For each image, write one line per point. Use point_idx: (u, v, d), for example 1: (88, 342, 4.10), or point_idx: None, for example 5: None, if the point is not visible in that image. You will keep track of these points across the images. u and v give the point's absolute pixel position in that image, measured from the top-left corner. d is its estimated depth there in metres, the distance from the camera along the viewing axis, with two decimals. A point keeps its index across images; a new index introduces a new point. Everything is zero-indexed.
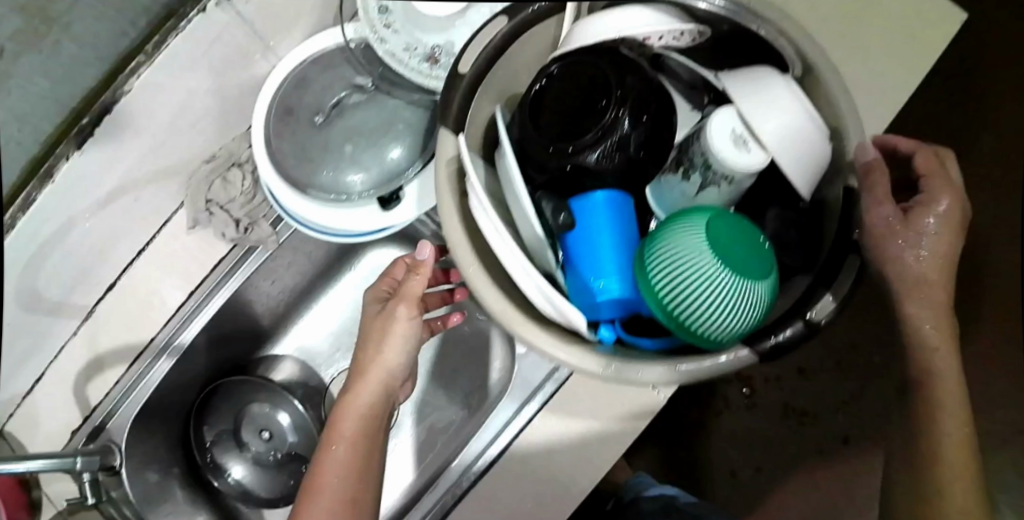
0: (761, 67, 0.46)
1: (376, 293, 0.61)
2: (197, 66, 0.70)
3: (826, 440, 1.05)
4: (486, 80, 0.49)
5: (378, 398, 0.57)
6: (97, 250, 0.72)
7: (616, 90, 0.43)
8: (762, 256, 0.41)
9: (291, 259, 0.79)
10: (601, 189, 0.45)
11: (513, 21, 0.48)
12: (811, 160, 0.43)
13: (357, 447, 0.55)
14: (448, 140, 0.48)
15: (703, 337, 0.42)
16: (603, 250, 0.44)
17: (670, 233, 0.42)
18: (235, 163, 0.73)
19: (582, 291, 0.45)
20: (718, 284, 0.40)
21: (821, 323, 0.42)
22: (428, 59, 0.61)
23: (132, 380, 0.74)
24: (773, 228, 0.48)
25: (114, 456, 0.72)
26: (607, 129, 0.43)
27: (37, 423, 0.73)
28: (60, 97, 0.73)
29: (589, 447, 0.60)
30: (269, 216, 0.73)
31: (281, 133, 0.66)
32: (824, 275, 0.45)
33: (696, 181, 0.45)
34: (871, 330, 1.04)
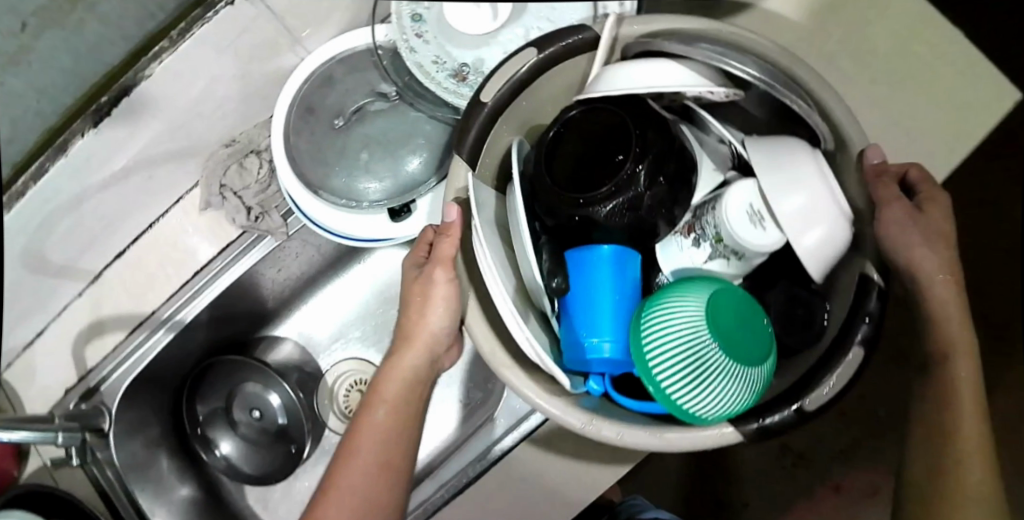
0: (793, 139, 0.43)
1: (413, 262, 0.51)
2: (223, 53, 0.68)
3: (819, 488, 1.02)
4: (507, 112, 0.49)
5: (423, 364, 0.52)
6: (109, 218, 0.72)
7: (636, 146, 0.42)
8: (762, 340, 0.40)
9: (300, 250, 0.78)
10: (609, 243, 0.45)
11: (542, 55, 0.46)
12: (829, 247, 0.41)
13: (397, 415, 0.51)
14: (459, 171, 0.47)
15: (689, 415, 0.40)
16: (602, 307, 0.44)
17: (673, 300, 0.41)
18: (254, 150, 0.74)
19: (575, 344, 0.44)
20: (713, 364, 0.39)
21: (812, 413, 0.41)
22: (455, 75, 0.60)
23: (130, 350, 0.73)
24: (779, 304, 0.48)
25: (103, 418, 0.72)
26: (622, 184, 0.42)
27: (34, 374, 0.74)
28: (82, 72, 0.71)
29: (573, 476, 0.59)
30: (281, 207, 0.72)
31: (300, 130, 0.66)
32: (830, 358, 0.43)
33: (706, 249, 0.45)
34: (883, 385, 1.01)
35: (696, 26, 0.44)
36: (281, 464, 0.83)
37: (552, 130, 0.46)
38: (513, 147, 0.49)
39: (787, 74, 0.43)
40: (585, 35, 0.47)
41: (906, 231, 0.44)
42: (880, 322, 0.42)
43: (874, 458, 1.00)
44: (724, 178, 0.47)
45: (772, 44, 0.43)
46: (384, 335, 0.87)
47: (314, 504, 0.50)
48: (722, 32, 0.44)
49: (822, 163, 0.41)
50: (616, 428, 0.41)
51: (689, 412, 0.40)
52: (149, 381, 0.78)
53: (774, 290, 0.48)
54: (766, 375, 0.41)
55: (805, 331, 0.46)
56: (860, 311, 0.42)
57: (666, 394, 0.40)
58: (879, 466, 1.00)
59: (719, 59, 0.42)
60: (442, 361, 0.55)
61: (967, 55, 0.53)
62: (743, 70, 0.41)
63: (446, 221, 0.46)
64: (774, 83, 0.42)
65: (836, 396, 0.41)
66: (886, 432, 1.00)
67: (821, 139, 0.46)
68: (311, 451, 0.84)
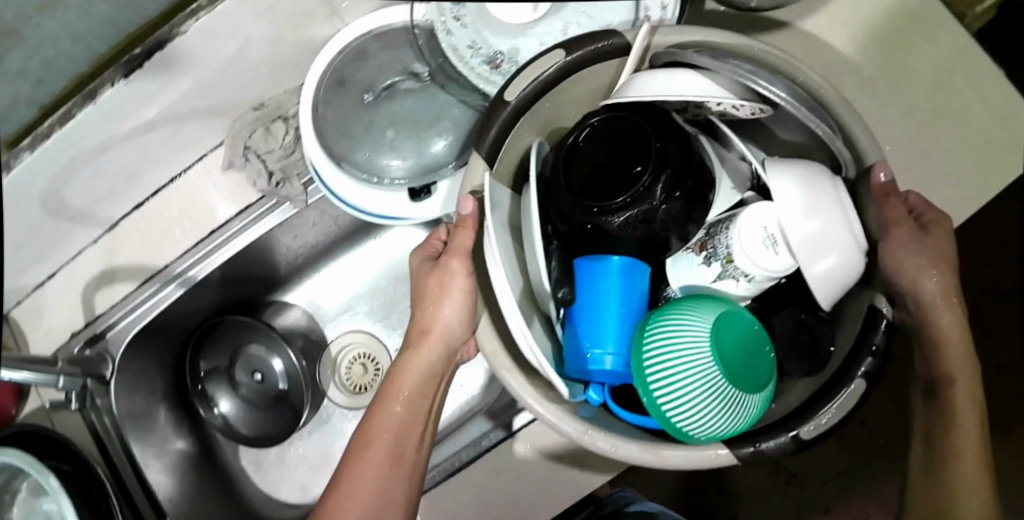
0: (815, 165, 0.42)
1: (422, 256, 0.52)
2: (259, 16, 0.66)
3: (808, 510, 1.02)
4: (531, 111, 0.48)
5: (438, 359, 0.53)
6: (130, 171, 0.73)
7: (655, 158, 0.41)
8: (764, 365, 0.40)
9: (317, 219, 0.80)
10: (619, 254, 0.44)
11: (571, 57, 0.46)
12: (840, 276, 0.41)
13: (411, 408, 0.52)
14: (477, 170, 0.47)
15: (686, 435, 0.40)
16: (607, 319, 0.44)
17: (677, 316, 0.40)
18: (281, 116, 0.75)
19: (576, 354, 0.45)
20: (715, 391, 0.38)
21: (807, 441, 0.41)
22: (489, 62, 0.60)
23: (138, 302, 0.74)
24: (785, 328, 0.45)
25: (105, 366, 0.74)
26: (639, 196, 0.41)
27: (42, 316, 0.75)
28: (116, 22, 0.71)
29: (559, 474, 0.60)
30: (303, 175, 0.75)
31: (329, 101, 0.66)
32: (831, 388, 0.42)
33: (716, 268, 0.45)
34: (882, 413, 1.00)
35: (728, 41, 0.43)
36: (278, 428, 0.85)
37: (573, 135, 0.45)
38: (535, 146, 0.48)
39: (817, 99, 0.43)
40: (614, 41, 0.47)
41: (917, 267, 0.44)
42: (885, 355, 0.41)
43: (866, 485, 1.00)
44: (741, 198, 0.46)
45: (806, 66, 0.42)
46: (391, 311, 0.88)
47: (327, 498, 0.50)
48: (753, 50, 0.43)
49: (841, 195, 0.41)
50: (612, 441, 0.41)
51: (681, 429, 0.40)
52: (155, 333, 0.79)
53: (782, 315, 0.46)
54: (764, 400, 0.40)
55: (807, 359, 0.44)
56: (866, 343, 0.42)
57: (658, 408, 0.40)
58: (870, 494, 1.00)
59: (747, 78, 0.41)
60: (458, 355, 0.55)
61: (1005, 101, 0.52)
62: (770, 90, 0.41)
63: (461, 213, 0.46)
64: (802, 108, 0.41)
65: (836, 425, 0.41)
66: (882, 460, 1.00)
67: (843, 164, 0.46)
68: (308, 417, 0.85)
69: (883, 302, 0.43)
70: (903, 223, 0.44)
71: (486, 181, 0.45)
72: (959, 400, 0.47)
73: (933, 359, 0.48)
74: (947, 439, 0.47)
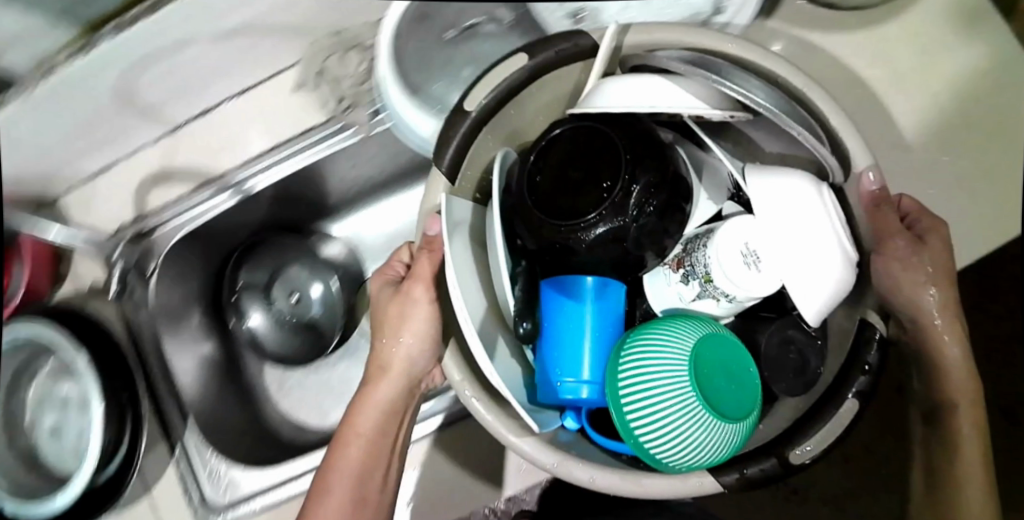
0: (800, 176, 0.39)
1: (384, 284, 0.53)
2: None
3: None
4: (494, 120, 0.46)
5: (398, 392, 0.53)
6: (203, 78, 0.71)
7: (625, 172, 0.40)
8: (746, 389, 0.38)
9: (377, 154, 0.78)
10: (593, 275, 0.42)
11: (532, 61, 0.44)
12: (826, 288, 0.37)
13: (374, 447, 0.52)
14: (437, 184, 0.44)
15: (668, 465, 0.38)
16: (571, 343, 0.42)
17: (649, 333, 0.40)
18: (356, 46, 0.73)
19: (550, 383, 0.43)
20: (694, 421, 0.36)
21: (798, 465, 0.39)
22: (573, 16, 0.57)
23: (199, 207, 0.75)
24: (769, 347, 0.42)
25: (151, 262, 0.76)
26: (614, 209, 0.39)
27: (94, 204, 0.77)
28: None
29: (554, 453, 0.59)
30: (371, 104, 0.73)
31: (411, 36, 0.59)
32: (822, 408, 0.40)
33: (694, 287, 0.42)
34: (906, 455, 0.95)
35: (694, 39, 0.42)
36: (309, 353, 0.85)
37: (532, 154, 0.44)
38: (497, 158, 0.45)
39: (799, 101, 0.41)
40: (582, 43, 0.45)
41: (913, 285, 0.43)
42: (878, 374, 0.40)
43: None
44: (717, 209, 0.45)
45: (784, 63, 0.41)
46: None
47: None
48: (721, 52, 0.42)
49: (830, 204, 0.38)
50: (590, 472, 0.40)
51: (658, 459, 0.38)
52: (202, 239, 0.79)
53: (767, 332, 0.43)
54: (751, 424, 0.39)
55: (796, 377, 0.42)
56: (857, 361, 0.40)
57: (633, 434, 0.38)
58: None
59: (716, 80, 0.40)
60: (422, 385, 0.55)
61: None
62: (756, 101, 0.40)
63: (428, 231, 0.45)
64: (786, 115, 0.40)
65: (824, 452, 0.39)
66: None
67: (828, 169, 0.42)
68: (335, 347, 0.86)
69: (873, 316, 0.42)
70: (895, 232, 0.42)
71: (443, 200, 0.43)
72: (962, 427, 0.46)
73: (935, 382, 0.46)
74: (952, 472, 0.47)
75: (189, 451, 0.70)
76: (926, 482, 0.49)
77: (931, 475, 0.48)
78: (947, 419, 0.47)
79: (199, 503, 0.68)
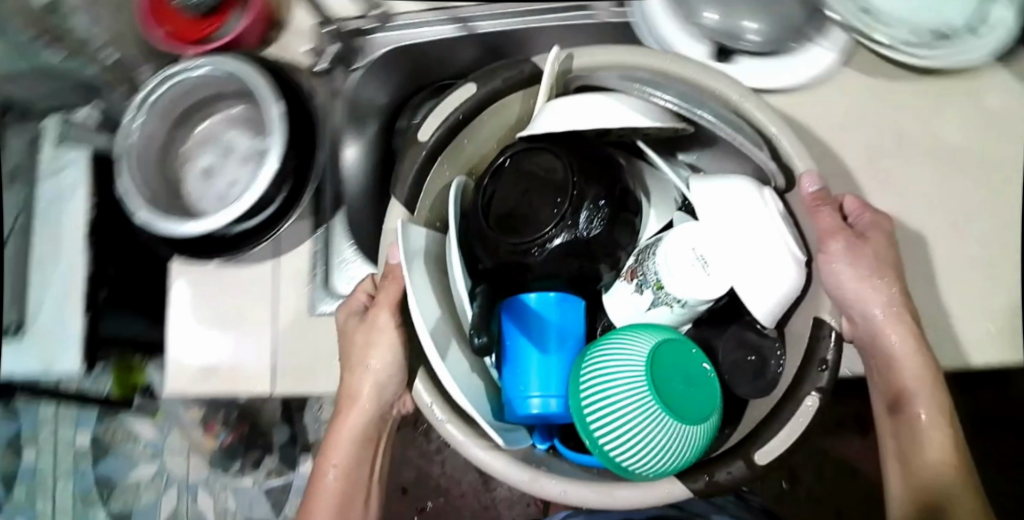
0: (739, 179, 0.42)
1: (346, 319, 0.51)
2: None
3: None
4: (449, 151, 0.48)
5: (374, 417, 0.51)
6: None
7: (573, 191, 0.41)
8: (705, 393, 0.39)
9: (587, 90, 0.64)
10: (553, 290, 0.44)
11: (479, 89, 0.47)
12: (773, 289, 0.40)
13: (349, 476, 0.53)
14: (396, 214, 0.45)
15: (628, 466, 0.39)
16: (527, 357, 0.44)
17: (610, 342, 0.42)
18: None
19: (517, 400, 0.44)
20: (654, 422, 0.37)
21: (761, 464, 0.39)
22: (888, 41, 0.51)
23: (411, 25, 0.63)
24: (728, 348, 0.47)
25: (358, 59, 0.64)
26: (557, 225, 0.41)
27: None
28: None
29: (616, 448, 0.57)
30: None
31: None
32: (779, 409, 0.40)
33: (649, 296, 0.44)
34: None
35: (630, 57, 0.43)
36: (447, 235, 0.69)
37: (480, 187, 0.45)
38: (452, 188, 0.47)
39: (732, 105, 0.41)
40: (521, 69, 0.47)
41: (857, 278, 0.42)
42: (838, 367, 0.39)
43: None
44: (668, 222, 0.47)
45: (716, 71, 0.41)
46: None
47: None
48: (660, 66, 0.43)
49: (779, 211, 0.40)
50: (561, 485, 0.39)
51: (624, 466, 0.39)
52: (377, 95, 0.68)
53: (725, 334, 0.47)
54: (712, 426, 0.39)
55: (755, 378, 0.45)
56: (815, 358, 0.39)
57: (596, 443, 0.39)
58: None
59: (651, 94, 0.44)
60: (393, 410, 0.54)
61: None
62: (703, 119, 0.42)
63: (389, 260, 0.45)
64: (723, 123, 0.42)
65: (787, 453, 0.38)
66: None
67: (772, 177, 0.43)
68: None
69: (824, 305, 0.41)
70: (837, 233, 0.42)
71: (398, 228, 0.43)
72: (922, 414, 0.44)
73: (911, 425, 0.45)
74: None
75: (332, 234, 0.62)
76: (899, 475, 0.47)
77: (906, 467, 0.46)
78: (907, 409, 0.45)
79: (320, 281, 0.60)
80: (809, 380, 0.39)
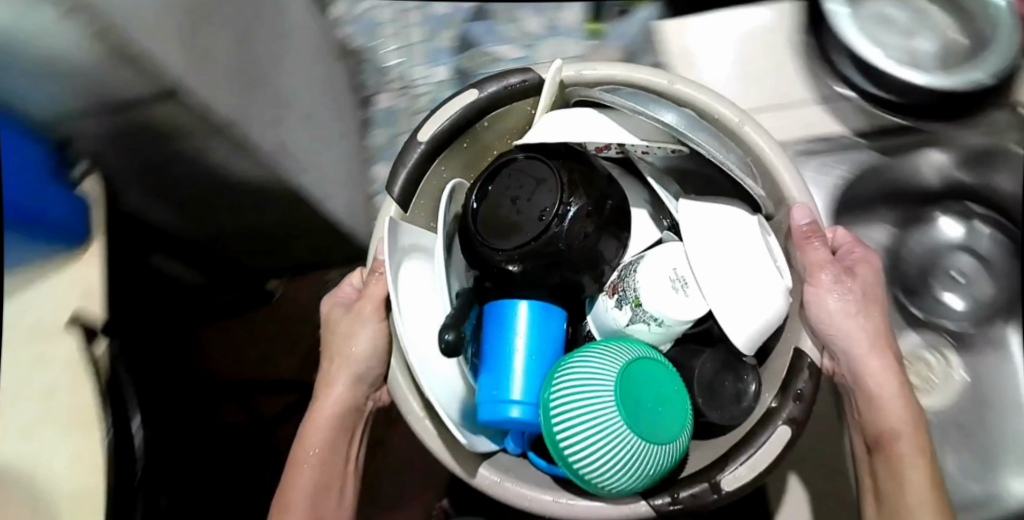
0: (725, 204, 0.36)
1: (330, 312, 0.41)
2: None
3: None
4: (449, 152, 0.39)
5: (351, 405, 0.40)
6: None
7: (557, 205, 0.33)
8: (674, 411, 0.31)
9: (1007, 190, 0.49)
10: (520, 300, 0.35)
11: (483, 96, 0.37)
12: (750, 308, 0.33)
13: (327, 469, 0.40)
14: (384, 216, 0.37)
15: (592, 479, 0.31)
16: (484, 358, 0.35)
17: (573, 352, 0.33)
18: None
19: (486, 405, 0.34)
20: (616, 440, 0.30)
21: (730, 490, 0.32)
22: None
23: None
24: (702, 368, 0.35)
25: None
26: (533, 240, 0.33)
27: None
28: None
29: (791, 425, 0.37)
30: None
31: None
32: (754, 432, 0.34)
33: (627, 312, 0.35)
34: None
35: (629, 73, 0.36)
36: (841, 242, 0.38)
37: (478, 183, 0.36)
38: (445, 190, 0.37)
39: (735, 138, 0.35)
40: (526, 77, 0.38)
41: (846, 312, 0.34)
42: (814, 401, 0.33)
43: None
44: (659, 238, 0.38)
45: (714, 92, 0.35)
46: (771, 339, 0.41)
47: None
48: (654, 87, 0.36)
49: (772, 240, 0.35)
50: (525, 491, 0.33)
51: (588, 478, 0.31)
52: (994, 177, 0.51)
53: (697, 354, 0.36)
54: (684, 445, 0.32)
55: (731, 405, 0.35)
56: (789, 388, 0.33)
57: (565, 457, 0.31)
58: None
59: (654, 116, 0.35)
60: (370, 402, 0.42)
61: None
62: (708, 153, 0.33)
63: (377, 256, 0.37)
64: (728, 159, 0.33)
65: (759, 478, 0.32)
66: None
67: (757, 199, 0.37)
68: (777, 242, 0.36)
69: (807, 336, 0.35)
70: (826, 265, 0.35)
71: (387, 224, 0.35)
72: (906, 455, 0.34)
73: (885, 491, 0.35)
74: None
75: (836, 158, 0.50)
76: None
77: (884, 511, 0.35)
78: (890, 450, 0.35)
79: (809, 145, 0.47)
80: (780, 411, 0.33)
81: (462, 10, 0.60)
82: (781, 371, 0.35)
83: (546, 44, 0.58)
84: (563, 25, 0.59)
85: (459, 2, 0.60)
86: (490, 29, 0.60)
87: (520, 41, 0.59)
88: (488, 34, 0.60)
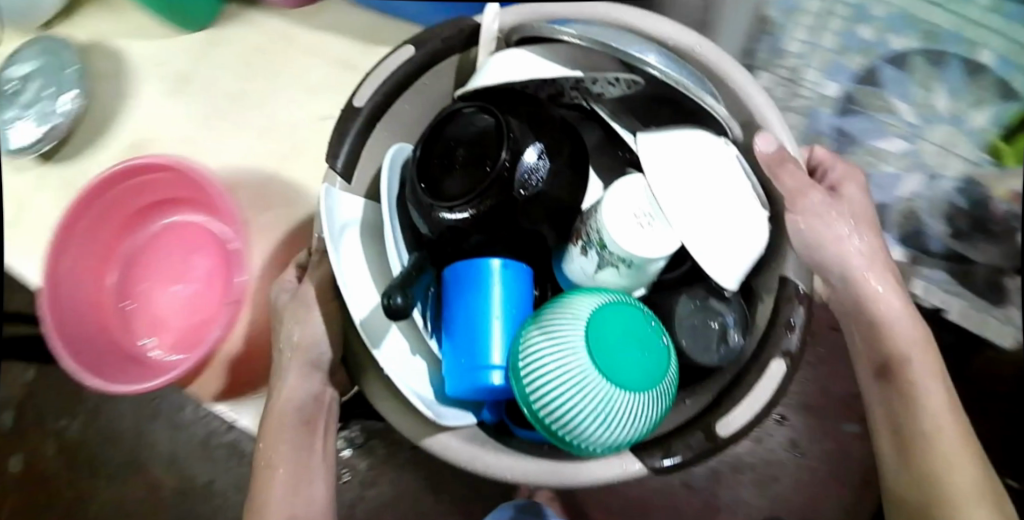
0: (681, 137, 0.36)
1: (276, 299, 0.40)
2: None
3: None
4: (388, 116, 0.36)
5: (307, 397, 0.37)
6: None
7: (507, 151, 0.31)
8: (656, 359, 0.30)
9: None
10: (481, 260, 0.33)
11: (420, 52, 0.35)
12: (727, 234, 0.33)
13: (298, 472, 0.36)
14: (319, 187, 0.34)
15: (572, 438, 0.30)
16: (455, 327, 0.34)
17: (544, 310, 0.32)
18: None
19: (464, 374, 0.33)
20: (593, 391, 0.29)
21: (726, 437, 0.31)
22: None
23: None
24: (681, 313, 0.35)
25: None
26: (486, 190, 0.31)
27: None
28: None
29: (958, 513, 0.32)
30: None
31: None
32: (748, 371, 0.33)
33: (593, 258, 0.34)
34: None
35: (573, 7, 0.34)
36: None
37: (421, 144, 0.34)
38: (388, 156, 0.36)
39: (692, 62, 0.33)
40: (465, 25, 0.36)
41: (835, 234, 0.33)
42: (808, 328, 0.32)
43: None
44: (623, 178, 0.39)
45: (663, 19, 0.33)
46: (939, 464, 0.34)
47: None
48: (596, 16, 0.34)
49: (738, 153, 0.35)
50: (508, 460, 0.31)
51: (572, 438, 0.30)
52: None
53: (678, 296, 0.36)
54: (668, 391, 0.31)
55: (716, 347, 0.34)
56: (782, 318, 0.32)
57: (543, 418, 0.30)
58: None
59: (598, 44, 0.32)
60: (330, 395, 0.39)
61: None
62: (662, 72, 0.31)
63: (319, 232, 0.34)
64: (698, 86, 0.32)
65: (757, 420, 0.30)
66: None
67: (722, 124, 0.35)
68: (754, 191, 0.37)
69: (790, 261, 0.34)
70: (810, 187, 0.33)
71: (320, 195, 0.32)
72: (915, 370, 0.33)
73: (896, 413, 0.34)
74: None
75: None
76: (893, 450, 0.34)
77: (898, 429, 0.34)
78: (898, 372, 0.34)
79: None
80: (777, 341, 0.32)
81: (889, 49, 0.56)
82: (771, 307, 0.34)
83: (941, 127, 0.55)
84: (969, 123, 0.55)
85: (892, 39, 0.56)
86: (873, 124, 0.57)
87: (906, 131, 0.56)
88: (895, 83, 0.56)
